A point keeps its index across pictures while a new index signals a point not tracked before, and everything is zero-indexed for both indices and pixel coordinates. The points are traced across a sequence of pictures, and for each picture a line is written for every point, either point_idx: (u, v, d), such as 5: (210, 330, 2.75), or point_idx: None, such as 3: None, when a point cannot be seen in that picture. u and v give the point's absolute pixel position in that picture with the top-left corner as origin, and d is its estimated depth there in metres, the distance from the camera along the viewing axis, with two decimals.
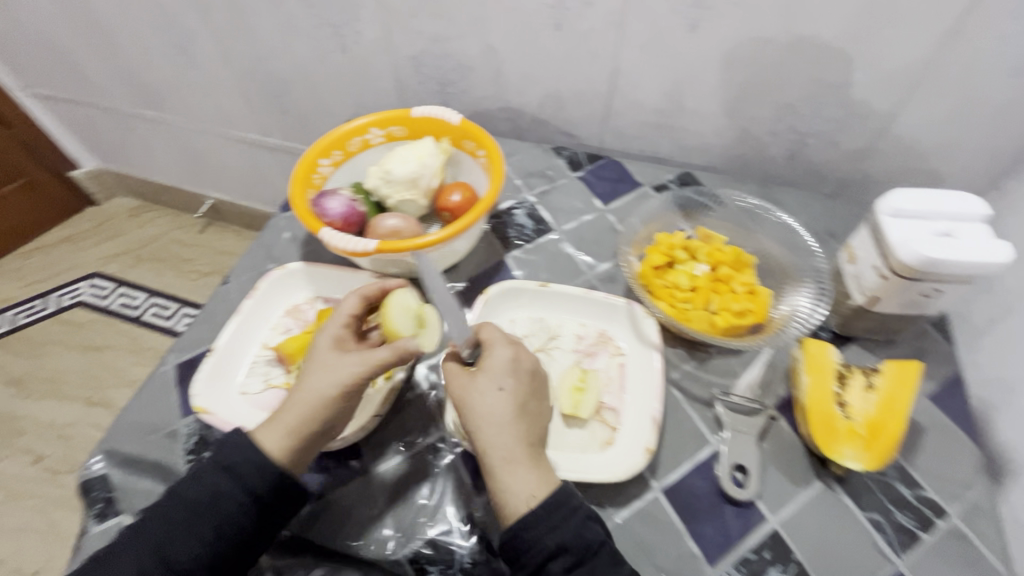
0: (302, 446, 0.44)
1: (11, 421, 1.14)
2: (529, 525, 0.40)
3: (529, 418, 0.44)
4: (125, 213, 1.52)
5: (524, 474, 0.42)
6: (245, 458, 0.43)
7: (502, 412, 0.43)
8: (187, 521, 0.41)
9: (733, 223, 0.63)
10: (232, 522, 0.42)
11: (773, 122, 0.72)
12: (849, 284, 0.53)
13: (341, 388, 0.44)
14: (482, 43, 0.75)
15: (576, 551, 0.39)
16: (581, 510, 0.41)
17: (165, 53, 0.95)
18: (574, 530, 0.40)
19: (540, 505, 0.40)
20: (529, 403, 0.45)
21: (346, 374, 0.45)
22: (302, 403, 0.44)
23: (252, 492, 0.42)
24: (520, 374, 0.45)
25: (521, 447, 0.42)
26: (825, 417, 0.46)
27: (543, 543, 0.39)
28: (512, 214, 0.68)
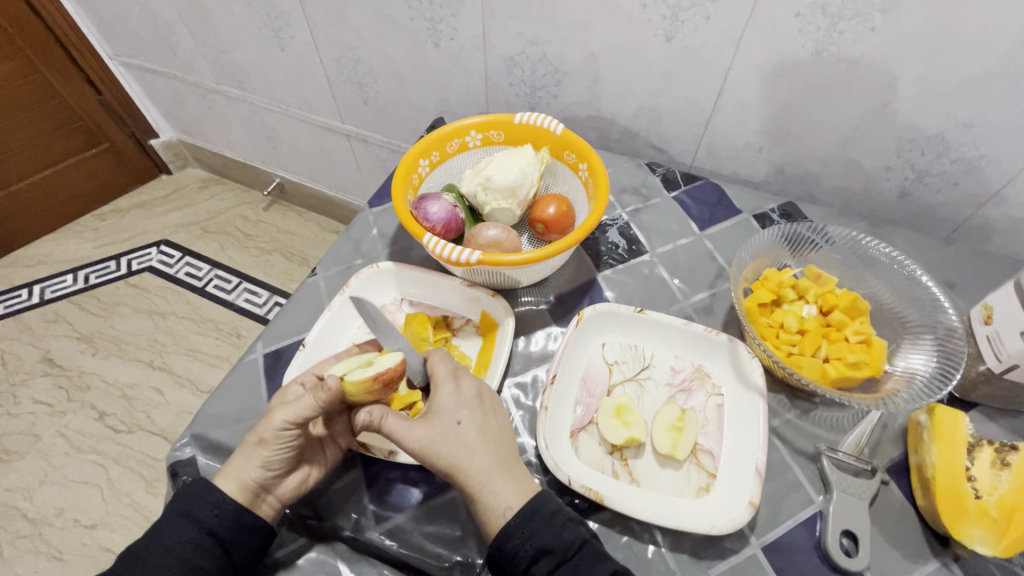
0: (253, 489, 0.44)
1: (79, 376, 1.17)
2: (509, 535, 0.40)
3: (490, 443, 0.44)
4: (195, 183, 1.56)
5: (504, 487, 0.42)
6: (199, 496, 0.43)
7: (464, 438, 0.43)
8: (157, 555, 0.41)
9: (845, 264, 0.59)
10: (199, 553, 0.41)
11: (891, 156, 0.62)
12: (981, 345, 0.49)
13: (269, 433, 0.44)
14: (584, 49, 0.68)
15: (560, 552, 0.39)
16: (557, 510, 0.41)
17: (255, 34, 0.96)
18: (554, 531, 0.40)
19: (516, 515, 0.40)
20: (490, 425, 0.45)
21: (278, 422, 0.44)
22: (239, 454, 0.45)
23: (210, 527, 0.42)
24: (469, 403, 0.45)
25: (496, 465, 0.43)
26: (952, 491, 0.42)
27: (524, 549, 0.39)
28: (605, 231, 0.67)
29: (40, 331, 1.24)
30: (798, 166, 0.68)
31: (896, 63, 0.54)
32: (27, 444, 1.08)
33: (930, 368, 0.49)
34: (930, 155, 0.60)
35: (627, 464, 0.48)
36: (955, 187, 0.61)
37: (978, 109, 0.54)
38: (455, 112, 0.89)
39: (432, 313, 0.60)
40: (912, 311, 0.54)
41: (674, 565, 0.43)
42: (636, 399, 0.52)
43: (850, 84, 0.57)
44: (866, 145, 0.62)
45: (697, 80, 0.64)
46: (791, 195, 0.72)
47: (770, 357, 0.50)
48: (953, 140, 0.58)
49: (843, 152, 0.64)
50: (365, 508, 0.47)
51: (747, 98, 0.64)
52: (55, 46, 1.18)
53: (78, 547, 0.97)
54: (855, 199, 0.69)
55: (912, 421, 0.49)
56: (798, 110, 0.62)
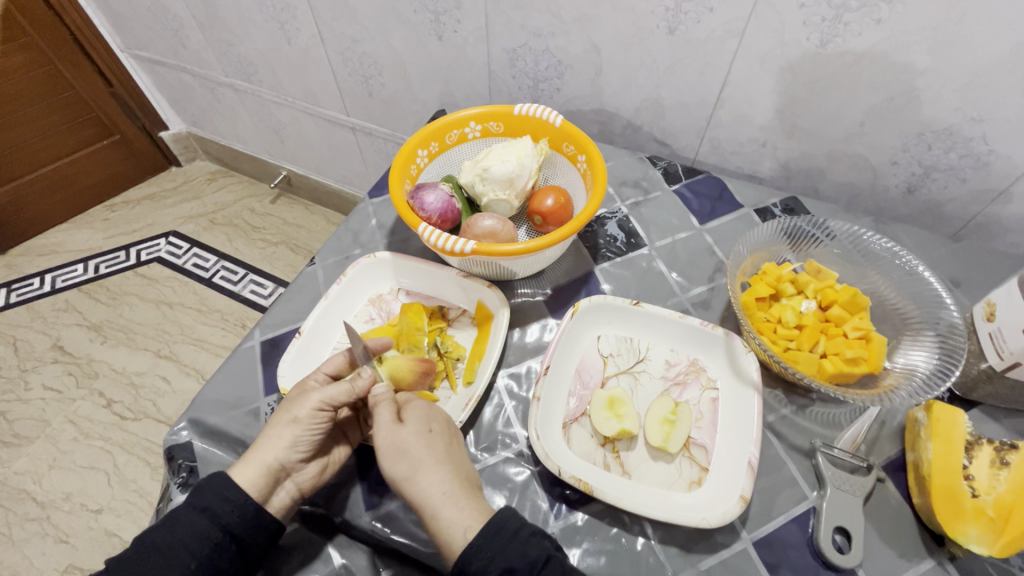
0: (276, 470, 0.45)
1: (88, 364, 1.19)
2: (472, 557, 0.38)
3: (454, 464, 0.44)
4: (204, 176, 1.58)
5: (463, 509, 0.41)
6: (220, 494, 0.43)
7: (437, 451, 0.44)
8: (176, 550, 0.41)
9: (845, 259, 0.58)
10: (218, 552, 0.42)
11: (897, 152, 0.61)
12: (983, 342, 0.48)
13: (304, 413, 0.46)
14: (586, 42, 0.67)
15: (525, 570, 0.38)
16: (522, 527, 0.40)
17: (263, 27, 0.96)
18: (518, 550, 0.39)
19: (478, 535, 0.39)
20: (455, 448, 0.45)
21: (314, 402, 0.46)
22: (268, 434, 0.46)
23: (229, 526, 0.42)
24: (439, 421, 0.46)
25: (455, 486, 0.42)
26: (949, 490, 0.42)
27: (488, 569, 0.38)
28: (604, 224, 0.67)
29: (51, 320, 1.26)
30: (802, 161, 0.67)
31: (903, 56, 0.53)
32: (37, 429, 1.10)
33: (930, 365, 0.48)
34: (937, 150, 0.59)
35: (619, 456, 0.48)
36: (962, 182, 0.60)
37: (987, 103, 0.53)
38: (458, 105, 0.88)
39: (428, 303, 0.60)
40: (915, 307, 0.53)
41: (663, 558, 0.43)
42: (630, 392, 0.52)
43: (856, 75, 0.56)
44: (872, 139, 0.61)
45: (701, 73, 0.64)
46: (795, 190, 0.72)
47: (766, 353, 0.49)
48: (960, 135, 0.56)
49: (848, 146, 0.63)
50: (356, 495, 0.47)
51: (750, 91, 0.63)
52: (68, 39, 1.19)
53: (84, 531, 0.99)
54: (861, 195, 0.68)
55: (910, 418, 0.48)
56: (803, 103, 0.61)
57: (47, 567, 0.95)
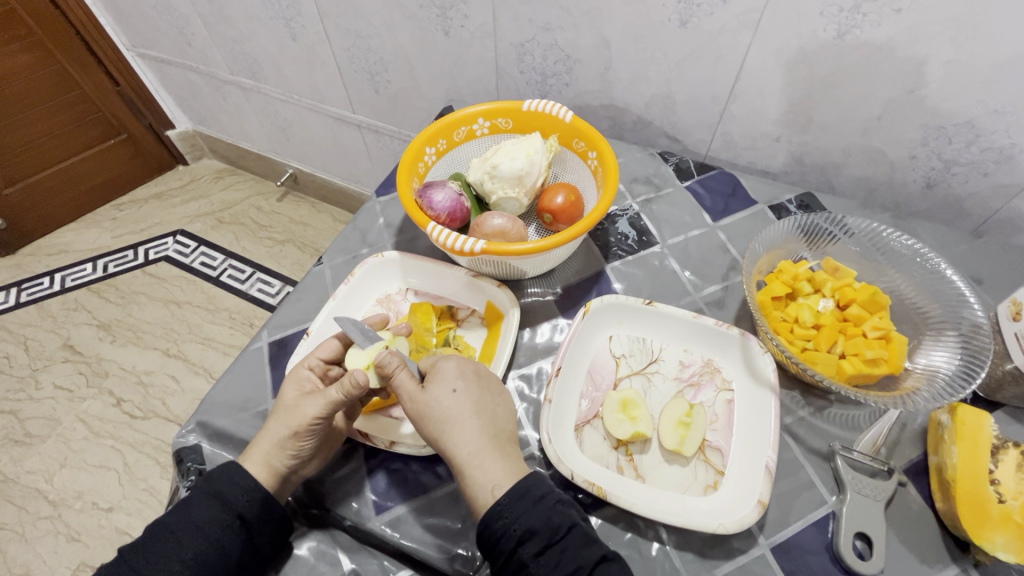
0: (283, 475, 0.45)
1: (98, 362, 1.20)
2: (498, 514, 0.39)
3: (484, 417, 0.44)
4: (211, 174, 1.58)
5: (492, 465, 0.41)
6: (231, 479, 0.43)
7: (460, 411, 0.43)
8: (186, 532, 0.41)
9: (863, 257, 0.57)
10: (228, 534, 0.41)
11: (916, 146, 0.59)
12: (1009, 343, 0.46)
13: (302, 425, 0.44)
14: (596, 35, 0.66)
15: (546, 534, 0.38)
16: (548, 493, 0.40)
17: (269, 25, 0.95)
18: (543, 513, 0.39)
19: (504, 494, 0.39)
20: (487, 401, 0.45)
21: (310, 414, 0.45)
22: (266, 442, 0.45)
23: (238, 509, 0.42)
24: (467, 377, 0.45)
25: (486, 442, 0.42)
26: (976, 494, 0.41)
27: (512, 529, 0.38)
28: (615, 222, 0.66)
29: (61, 319, 1.26)
30: (818, 155, 0.66)
31: (922, 49, 0.51)
32: (48, 428, 1.10)
33: (953, 366, 0.47)
34: (957, 144, 0.57)
35: (633, 460, 0.47)
36: (984, 177, 0.58)
37: (1011, 95, 0.51)
38: (465, 100, 0.87)
39: (437, 304, 0.59)
40: (937, 307, 0.51)
41: (679, 564, 0.42)
42: (643, 394, 0.51)
43: (875, 68, 0.55)
44: (890, 134, 0.59)
45: (713, 66, 0.62)
46: (809, 185, 0.70)
47: (783, 353, 0.48)
48: (982, 128, 0.54)
49: (864, 140, 0.61)
50: (365, 499, 0.46)
51: (764, 85, 0.61)
52: (75, 38, 1.19)
53: (95, 529, 0.99)
54: (878, 190, 0.66)
55: (932, 421, 0.47)
56: (819, 96, 0.60)
57: (59, 566, 0.95)
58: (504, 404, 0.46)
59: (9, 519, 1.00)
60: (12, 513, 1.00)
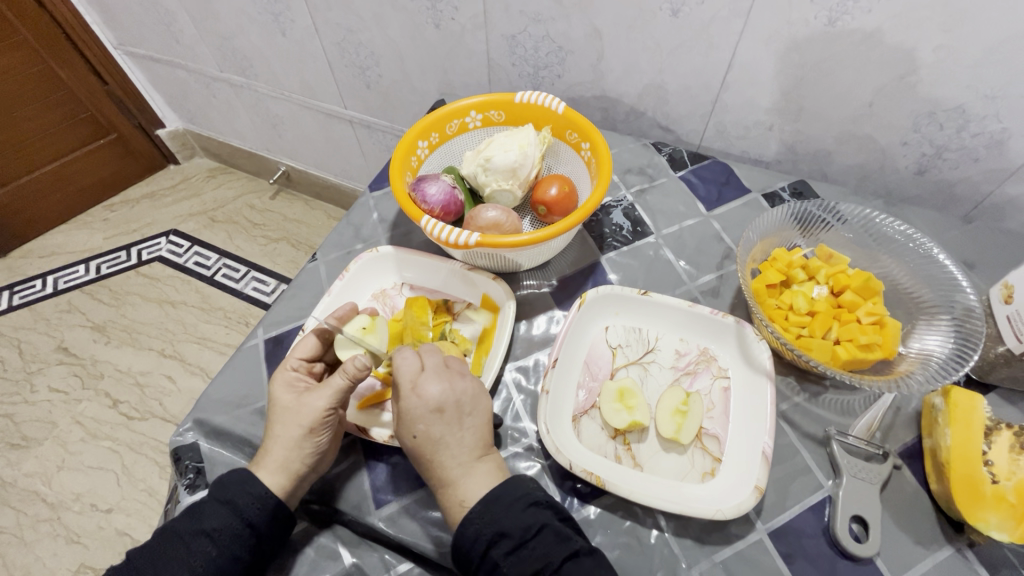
0: (305, 475, 0.45)
1: (93, 364, 1.19)
2: (470, 520, 0.40)
3: (450, 450, 0.42)
4: (202, 173, 1.57)
5: (461, 486, 0.41)
6: (242, 487, 0.43)
7: (420, 453, 0.42)
8: (197, 538, 0.41)
9: (858, 244, 0.57)
10: (237, 543, 0.41)
11: (908, 132, 0.59)
12: (1001, 325, 0.47)
13: (316, 420, 0.45)
14: (587, 26, 0.65)
15: (517, 534, 0.39)
16: (522, 496, 0.41)
17: (257, 20, 0.94)
18: (515, 516, 0.40)
19: (475, 503, 0.40)
20: (450, 435, 0.43)
21: (321, 408, 0.45)
22: (281, 445, 0.44)
23: (249, 517, 0.42)
24: (428, 415, 0.43)
25: (454, 471, 0.42)
26: (966, 476, 0.41)
27: (483, 533, 0.39)
28: (609, 213, 0.66)
29: (55, 321, 1.25)
30: (810, 143, 0.66)
31: (912, 35, 0.51)
32: (44, 430, 1.10)
33: (947, 350, 0.47)
34: (949, 130, 0.57)
35: (630, 449, 0.47)
36: (975, 162, 0.59)
37: (1001, 80, 0.51)
38: (457, 94, 0.87)
39: (432, 298, 0.59)
40: (929, 292, 0.52)
41: (678, 550, 0.43)
42: (640, 383, 0.51)
43: (866, 55, 0.55)
44: (882, 121, 0.60)
45: (705, 56, 0.62)
46: (802, 173, 0.70)
47: (778, 340, 0.48)
48: (973, 113, 0.55)
49: (856, 127, 0.62)
50: (366, 493, 0.47)
51: (757, 74, 0.61)
52: (62, 38, 1.18)
53: (95, 530, 0.99)
54: (870, 177, 0.66)
55: (926, 404, 0.48)
56: (811, 84, 0.60)
57: (60, 567, 0.95)
58: (473, 431, 0.44)
59: (7, 522, 0.99)
60: (11, 516, 1.00)
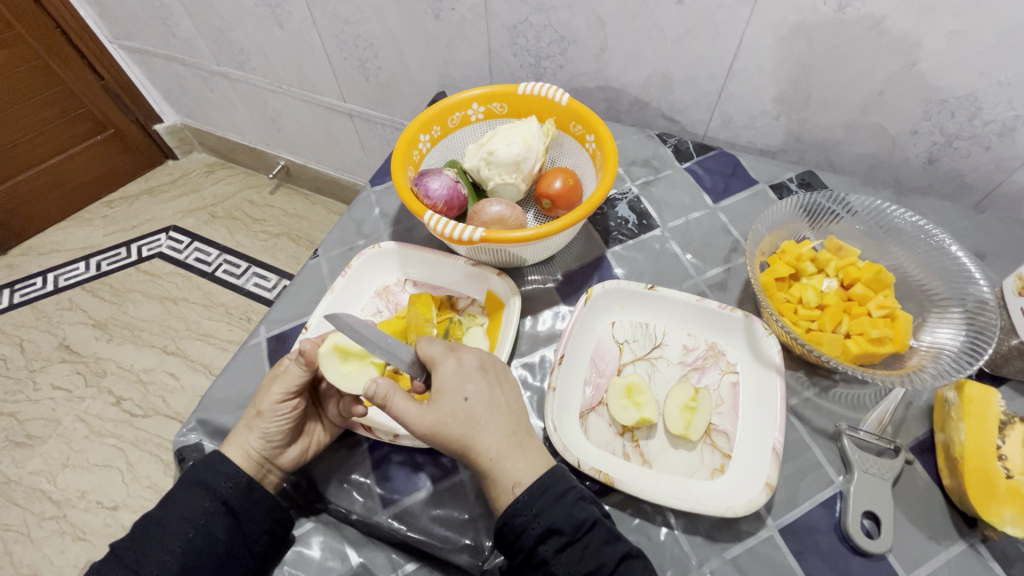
0: (257, 455, 0.45)
1: (96, 361, 1.19)
2: (517, 512, 0.38)
3: (500, 414, 0.41)
4: (201, 169, 1.56)
5: (516, 462, 0.40)
6: (212, 468, 0.44)
7: (476, 418, 0.40)
8: (173, 520, 0.42)
9: (867, 235, 0.56)
10: (212, 521, 0.42)
11: (918, 121, 0.58)
12: (1015, 317, 0.46)
13: (266, 404, 0.46)
14: (590, 14, 0.64)
15: (568, 531, 0.38)
16: (570, 489, 0.39)
17: (253, 11, 0.93)
18: (564, 510, 0.38)
19: (525, 492, 0.39)
20: (498, 397, 0.42)
21: (276, 394, 0.47)
22: (240, 426, 0.47)
23: (222, 496, 0.43)
24: (475, 376, 0.42)
25: (508, 439, 0.40)
26: (982, 470, 0.40)
27: (532, 526, 0.38)
28: (614, 206, 0.65)
29: (56, 319, 1.25)
30: (817, 133, 0.65)
31: (923, 22, 0.50)
32: (48, 428, 1.10)
33: (959, 343, 0.47)
34: (960, 118, 0.56)
35: (640, 446, 0.47)
36: (986, 151, 0.58)
37: (1015, 66, 0.50)
38: (458, 85, 0.86)
39: (436, 294, 0.58)
40: (941, 284, 0.51)
41: (688, 548, 0.42)
42: (648, 378, 0.50)
43: (875, 42, 0.53)
44: (892, 109, 0.58)
45: (711, 44, 0.61)
46: (810, 163, 0.69)
47: (788, 334, 0.48)
48: (985, 101, 0.53)
49: (865, 116, 0.60)
50: (371, 492, 0.46)
51: (762, 62, 0.60)
52: (56, 33, 1.16)
53: (101, 527, 0.99)
54: (879, 166, 0.65)
55: (938, 398, 0.47)
56: (819, 72, 0.58)
57: (67, 565, 0.95)
58: (515, 399, 0.43)
59: (14, 520, 1.00)
60: (17, 514, 1.00)
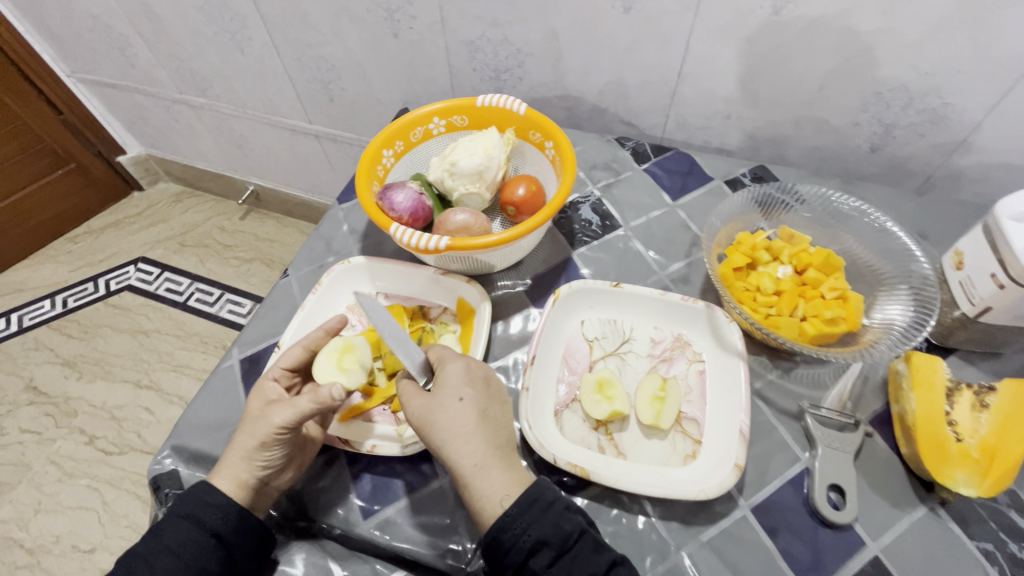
0: (255, 485, 0.44)
1: (66, 401, 1.16)
2: (506, 525, 0.38)
3: (490, 426, 0.43)
4: (168, 198, 1.54)
5: (499, 475, 0.41)
6: (200, 500, 0.43)
7: (465, 422, 0.42)
8: (161, 557, 0.40)
9: (818, 222, 0.59)
10: (204, 554, 0.41)
11: (858, 113, 0.62)
12: (954, 291, 0.49)
13: (268, 436, 0.44)
14: (544, 27, 0.67)
15: (557, 543, 0.38)
16: (557, 500, 0.39)
17: (213, 39, 0.93)
18: (552, 521, 0.38)
19: (513, 504, 0.39)
20: (490, 410, 0.44)
21: (278, 426, 0.44)
22: (235, 453, 0.44)
23: (213, 528, 0.42)
24: (473, 386, 0.45)
25: (493, 451, 0.42)
26: (934, 436, 0.43)
27: (522, 539, 0.38)
28: (577, 209, 0.67)
29: (22, 360, 1.21)
30: (767, 129, 0.68)
31: (853, 20, 0.54)
32: (18, 473, 1.06)
33: (906, 317, 0.49)
34: (896, 108, 0.59)
35: (613, 438, 0.48)
36: (923, 137, 0.61)
37: (939, 58, 0.53)
38: (421, 102, 0.87)
39: (407, 305, 0.59)
40: (887, 264, 0.54)
41: (665, 534, 0.43)
42: (618, 373, 0.52)
43: (812, 41, 0.57)
44: (833, 103, 0.62)
45: (660, 50, 0.64)
46: (762, 159, 0.72)
47: (748, 321, 0.50)
48: (916, 91, 0.57)
49: (809, 111, 0.64)
50: (351, 504, 0.46)
51: (711, 65, 0.63)
52: (12, 69, 1.14)
53: (78, 572, 0.96)
54: (826, 158, 0.69)
55: (892, 371, 0.49)
56: (763, 72, 0.62)
57: None
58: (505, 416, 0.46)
59: None
60: None
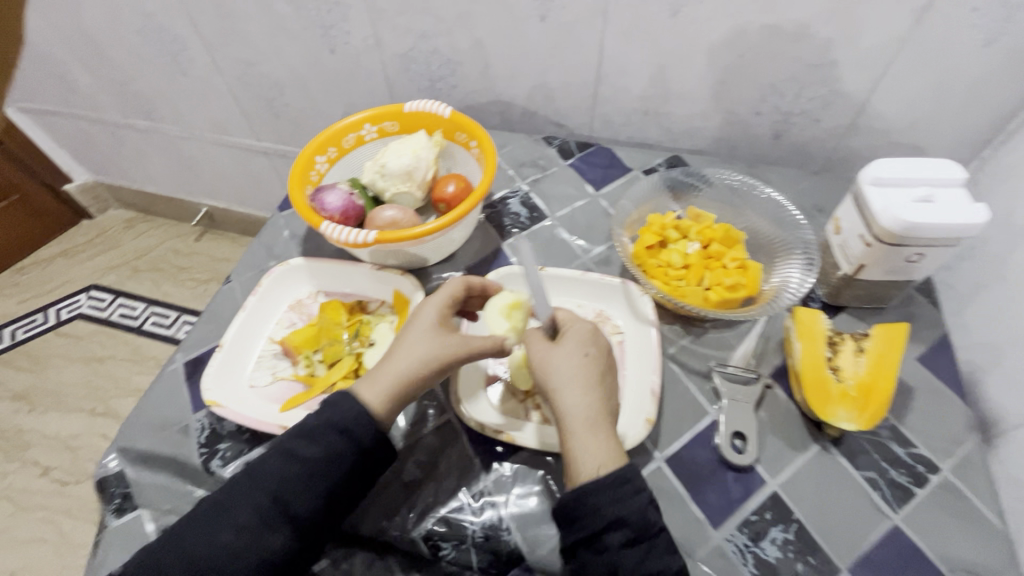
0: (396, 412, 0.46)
1: (18, 434, 1.13)
2: (592, 492, 0.40)
3: (608, 388, 0.45)
4: (119, 224, 1.52)
5: (600, 437, 0.43)
6: (286, 481, 0.42)
7: (588, 377, 0.44)
8: (228, 533, 0.40)
9: (722, 202, 0.64)
10: (269, 540, 0.40)
11: (757, 103, 0.68)
12: (836, 253, 0.55)
13: (437, 365, 0.46)
14: (469, 37, 0.71)
15: (636, 527, 0.39)
16: (644, 490, 0.41)
17: (156, 61, 0.95)
18: (637, 507, 0.40)
19: (609, 474, 0.40)
20: (611, 373, 0.47)
21: (443, 358, 0.46)
22: (394, 369, 0.46)
23: (290, 513, 0.41)
24: (600, 345, 0.47)
25: (600, 412, 0.44)
26: (818, 381, 0.48)
27: (604, 511, 0.39)
28: (507, 204, 0.71)
29: None
30: (681, 122, 0.74)
31: (739, 19, 0.60)
32: None
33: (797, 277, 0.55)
34: (789, 96, 0.66)
35: (539, 407, 0.52)
36: (816, 123, 0.68)
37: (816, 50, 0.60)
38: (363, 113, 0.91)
39: (346, 300, 0.62)
40: (780, 233, 0.60)
41: None
42: None
43: (707, 39, 0.63)
44: (734, 96, 0.68)
45: (577, 54, 0.69)
46: (680, 149, 0.78)
47: (658, 293, 0.54)
48: (803, 81, 0.64)
49: (714, 104, 0.70)
50: None
51: (624, 65, 0.69)
52: None
53: None
54: (736, 146, 0.75)
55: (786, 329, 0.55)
56: (670, 70, 0.67)
57: None
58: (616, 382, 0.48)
59: None
60: None
